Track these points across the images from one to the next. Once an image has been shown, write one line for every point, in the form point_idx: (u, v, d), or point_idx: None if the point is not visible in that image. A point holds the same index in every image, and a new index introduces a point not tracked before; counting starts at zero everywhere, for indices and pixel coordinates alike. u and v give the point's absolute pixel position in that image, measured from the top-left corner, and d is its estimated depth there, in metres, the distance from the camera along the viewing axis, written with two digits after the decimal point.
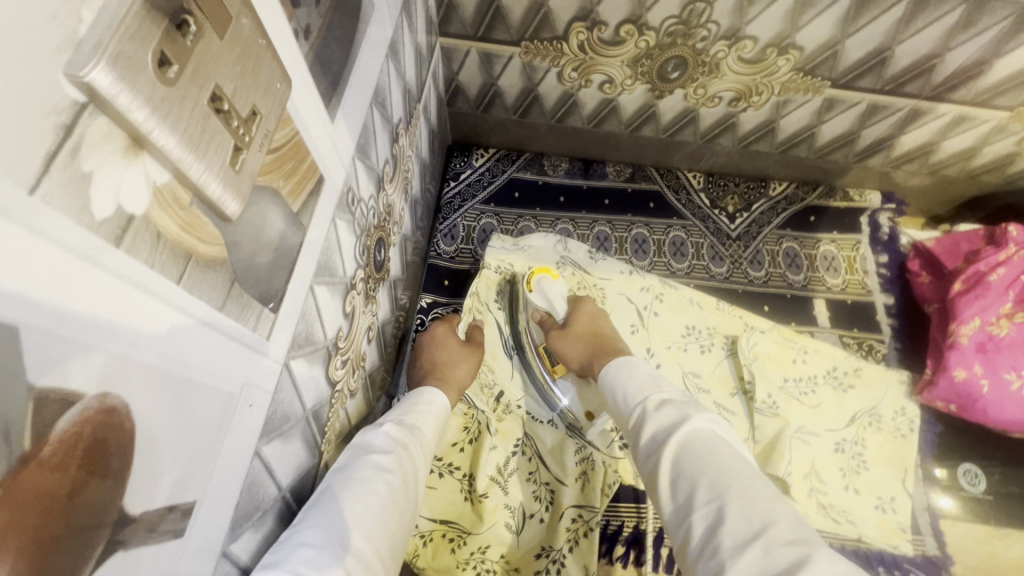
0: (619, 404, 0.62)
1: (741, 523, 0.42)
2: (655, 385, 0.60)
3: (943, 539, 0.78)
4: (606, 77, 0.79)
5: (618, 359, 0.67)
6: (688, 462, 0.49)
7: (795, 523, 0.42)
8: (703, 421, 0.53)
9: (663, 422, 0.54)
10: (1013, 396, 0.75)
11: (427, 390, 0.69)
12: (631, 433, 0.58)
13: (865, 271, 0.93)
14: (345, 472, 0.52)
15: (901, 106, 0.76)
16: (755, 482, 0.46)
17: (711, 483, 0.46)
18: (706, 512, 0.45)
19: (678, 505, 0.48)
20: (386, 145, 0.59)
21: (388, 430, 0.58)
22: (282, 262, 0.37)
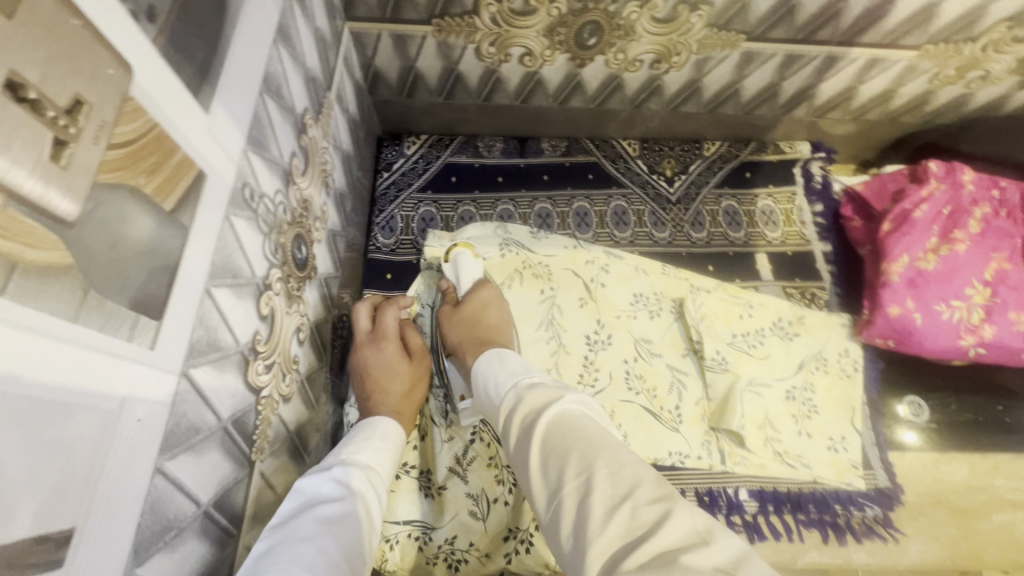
0: (492, 395, 0.62)
1: (608, 488, 0.43)
2: (525, 372, 0.63)
3: (894, 471, 0.81)
4: (524, 50, 0.77)
5: (491, 353, 0.69)
6: (558, 437, 0.50)
7: (658, 483, 0.44)
8: (571, 400, 0.55)
9: (533, 404, 0.55)
10: (945, 326, 0.77)
11: (376, 424, 0.66)
12: (503, 422, 0.58)
13: (802, 222, 0.95)
14: (287, 530, 0.48)
15: (816, 54, 0.77)
16: (620, 449, 0.48)
17: (579, 455, 0.47)
18: (576, 484, 0.45)
19: (548, 485, 0.47)
20: (291, 137, 0.56)
21: (333, 477, 0.56)
22: (161, 266, 0.34)
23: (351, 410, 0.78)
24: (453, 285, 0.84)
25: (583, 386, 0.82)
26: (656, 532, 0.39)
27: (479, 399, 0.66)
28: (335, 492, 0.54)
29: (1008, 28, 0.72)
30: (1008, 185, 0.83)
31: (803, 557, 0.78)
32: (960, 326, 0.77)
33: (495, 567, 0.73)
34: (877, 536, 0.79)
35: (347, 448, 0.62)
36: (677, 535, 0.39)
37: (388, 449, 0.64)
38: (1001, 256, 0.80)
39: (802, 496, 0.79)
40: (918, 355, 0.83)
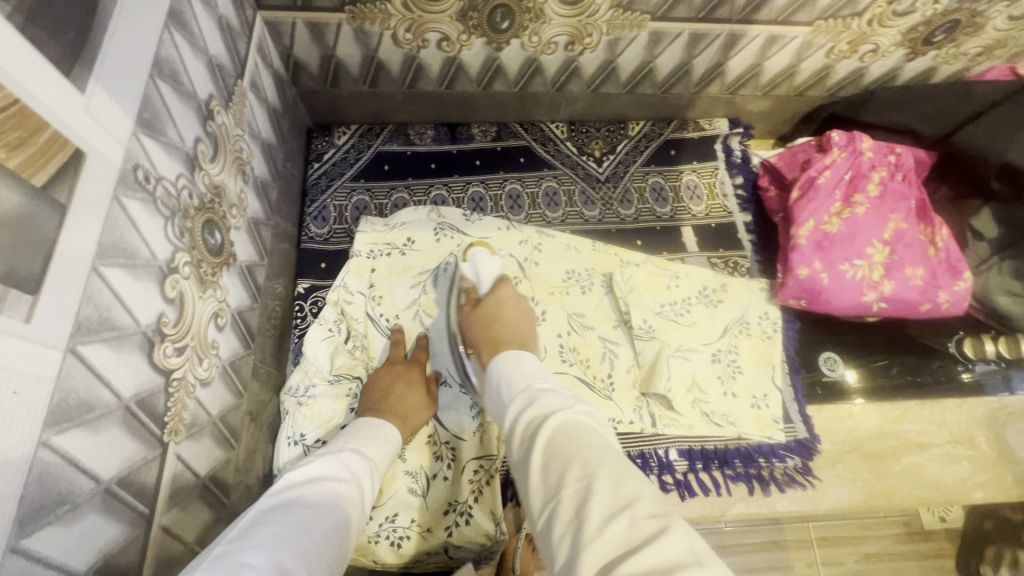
0: (502, 396, 0.58)
1: (607, 499, 0.39)
2: (540, 376, 0.58)
3: (812, 423, 0.87)
4: (441, 35, 0.79)
5: (507, 354, 0.65)
6: (562, 441, 0.46)
7: (658, 500, 0.39)
8: (582, 409, 0.51)
9: (542, 409, 0.51)
10: (849, 284, 0.83)
11: (382, 422, 0.68)
12: (507, 424, 0.54)
13: (724, 195, 1.00)
14: (290, 498, 0.51)
15: (719, 32, 0.81)
16: (625, 464, 0.43)
17: (581, 462, 0.43)
18: (574, 491, 0.41)
19: (545, 491, 0.44)
20: (194, 123, 0.56)
21: (343, 461, 0.58)
22: (34, 241, 0.35)
23: (288, 397, 0.78)
24: (474, 285, 0.83)
25: None
26: (652, 547, 0.34)
27: (489, 400, 0.61)
28: (337, 475, 0.56)
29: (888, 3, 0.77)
30: (903, 151, 0.89)
31: (731, 511, 0.82)
32: (863, 283, 0.83)
33: (437, 540, 0.75)
34: (798, 484, 0.84)
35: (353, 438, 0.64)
36: (672, 555, 0.34)
37: (392, 447, 0.67)
38: (897, 217, 0.86)
39: (728, 452, 0.84)
40: (829, 313, 0.89)
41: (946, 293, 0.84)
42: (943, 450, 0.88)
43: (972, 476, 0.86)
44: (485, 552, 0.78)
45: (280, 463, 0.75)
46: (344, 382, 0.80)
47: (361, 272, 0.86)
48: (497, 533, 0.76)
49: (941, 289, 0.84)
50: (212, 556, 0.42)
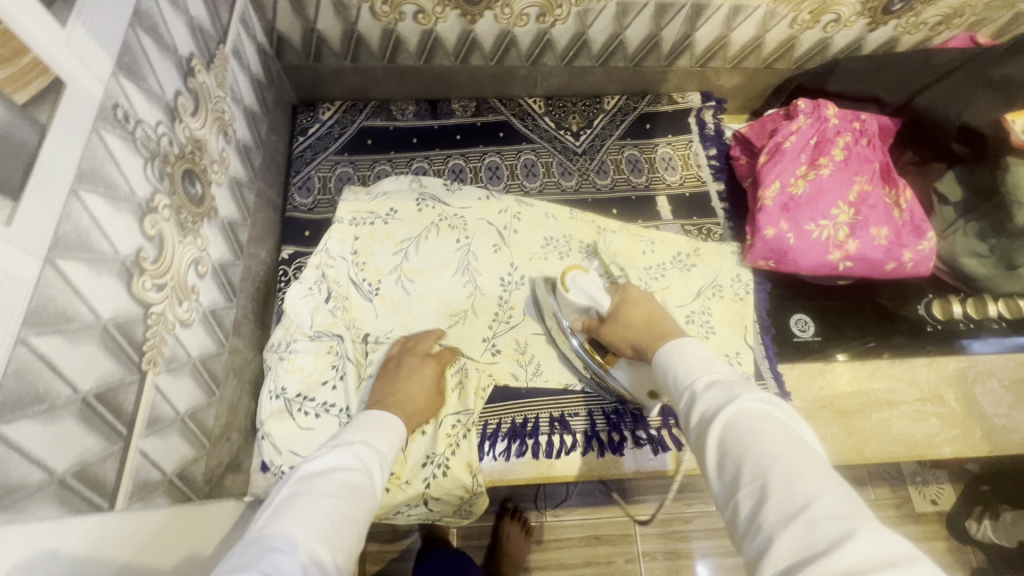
0: (672, 389, 0.59)
1: (783, 501, 0.42)
2: (706, 366, 0.57)
3: (782, 379, 0.88)
4: (416, 7, 0.82)
5: (674, 342, 0.63)
6: (735, 441, 0.48)
7: (842, 499, 0.41)
8: (754, 402, 0.50)
9: (711, 404, 0.52)
10: (815, 243, 0.85)
11: (389, 415, 0.70)
12: (681, 419, 0.56)
13: (698, 166, 1.03)
14: (307, 485, 0.54)
15: (683, 2, 0.84)
16: (803, 460, 0.44)
17: (755, 463, 0.45)
18: (751, 490, 0.44)
19: (724, 485, 0.47)
20: (175, 77, 0.59)
21: (354, 450, 0.61)
22: (16, 151, 0.38)
23: (270, 354, 0.80)
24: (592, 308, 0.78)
25: (498, 323, 0.89)
26: (840, 547, 0.36)
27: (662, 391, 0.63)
28: (352, 464, 0.58)
29: None
30: (867, 118, 0.92)
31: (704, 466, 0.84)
32: (828, 242, 0.86)
33: (414, 492, 0.77)
34: None
35: (365, 429, 0.66)
36: (865, 559, 0.36)
37: (397, 433, 0.68)
38: (862, 179, 0.89)
39: None
40: (798, 274, 0.91)
41: (910, 253, 0.86)
42: (913, 407, 0.89)
43: (941, 431, 0.87)
44: (464, 507, 0.79)
45: (263, 418, 0.78)
46: (325, 338, 0.82)
47: (344, 238, 0.89)
48: (474, 485, 0.78)
49: (906, 247, 0.86)
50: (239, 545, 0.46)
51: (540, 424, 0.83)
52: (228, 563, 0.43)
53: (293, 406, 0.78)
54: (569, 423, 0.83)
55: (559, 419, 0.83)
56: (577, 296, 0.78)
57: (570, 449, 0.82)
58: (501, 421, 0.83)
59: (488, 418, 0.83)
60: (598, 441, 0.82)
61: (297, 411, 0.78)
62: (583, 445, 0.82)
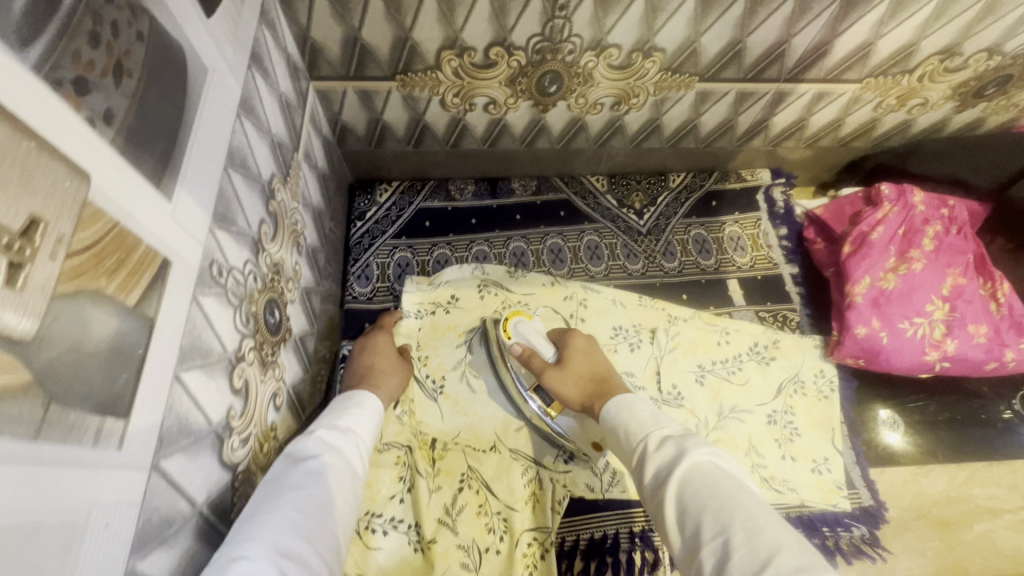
0: (623, 446, 0.62)
1: (748, 556, 0.43)
2: (655, 422, 0.61)
3: (875, 488, 0.83)
4: (488, 99, 0.79)
5: (619, 396, 0.67)
6: (693, 496, 0.50)
7: (803, 550, 0.43)
8: (704, 454, 0.54)
9: (664, 457, 0.55)
10: (910, 343, 0.80)
11: (363, 393, 0.67)
12: (635, 467, 0.59)
13: (769, 246, 0.98)
14: (273, 482, 0.51)
15: (766, 90, 0.80)
16: (760, 512, 0.47)
17: (715, 518, 0.47)
18: (715, 549, 0.46)
19: (686, 543, 0.49)
20: (258, 206, 0.56)
21: (319, 436, 0.57)
22: (127, 360, 0.34)
23: None
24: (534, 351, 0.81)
25: None
26: None
27: (609, 444, 0.66)
28: (317, 454, 0.55)
29: (940, 60, 0.76)
30: (955, 204, 0.88)
31: None
32: (924, 342, 0.80)
33: None
34: (866, 556, 0.79)
35: (328, 414, 0.63)
36: None
37: (373, 413, 0.66)
38: (955, 272, 0.84)
39: (789, 520, 0.79)
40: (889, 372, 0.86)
41: (1013, 352, 0.81)
42: (1017, 516, 0.83)
43: None
44: None
45: None
46: (395, 449, 0.79)
47: (409, 332, 0.86)
48: None
49: (1007, 346, 0.81)
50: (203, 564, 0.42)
51: (620, 542, 0.78)
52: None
53: (361, 524, 0.72)
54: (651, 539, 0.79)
55: (640, 536, 0.78)
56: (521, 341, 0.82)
57: (653, 566, 0.78)
58: (578, 538, 0.78)
59: (564, 534, 0.78)
60: None
61: (364, 531, 0.72)
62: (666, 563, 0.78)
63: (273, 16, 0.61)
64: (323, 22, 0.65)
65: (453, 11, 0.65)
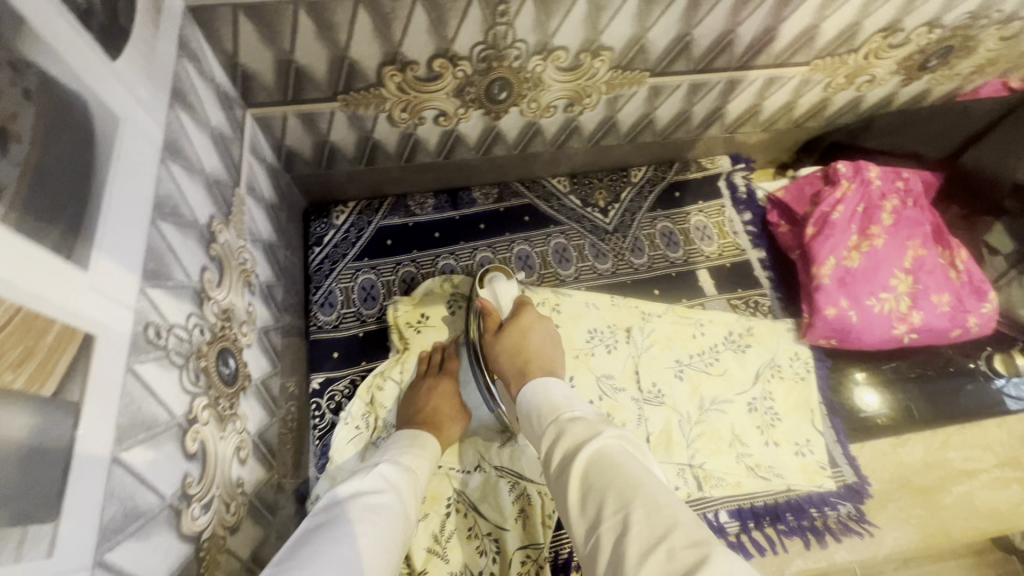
0: (534, 428, 0.63)
1: (645, 530, 0.45)
2: (568, 406, 0.61)
3: (858, 464, 0.84)
4: (437, 111, 0.76)
5: (535, 381, 0.67)
6: (599, 475, 0.51)
7: (695, 526, 0.44)
8: (613, 437, 0.55)
9: (572, 439, 0.56)
10: (878, 319, 0.81)
11: (419, 432, 0.71)
12: (545, 451, 0.58)
13: (735, 233, 0.98)
14: (333, 509, 0.54)
15: (717, 80, 0.80)
16: (660, 492, 0.48)
17: (617, 496, 0.48)
18: (614, 525, 0.47)
19: (586, 519, 0.50)
20: (199, 253, 0.52)
21: (382, 470, 0.61)
22: (51, 457, 0.31)
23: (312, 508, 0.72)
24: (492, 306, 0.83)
25: None
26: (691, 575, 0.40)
27: (523, 428, 0.66)
28: (376, 487, 0.58)
29: (884, 37, 0.77)
30: (910, 176, 0.89)
31: (791, 568, 0.78)
32: (892, 317, 0.81)
33: None
34: (854, 533, 0.80)
35: (388, 449, 0.67)
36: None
37: (431, 453, 0.69)
38: (916, 244, 0.85)
39: (778, 507, 0.80)
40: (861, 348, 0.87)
41: (975, 317, 0.82)
42: (992, 475, 0.85)
43: None
44: None
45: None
46: None
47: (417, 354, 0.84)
48: None
49: (969, 312, 0.83)
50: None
51: None
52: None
53: None
54: None
55: None
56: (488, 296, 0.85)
57: None
58: (572, 550, 0.77)
59: (557, 547, 0.77)
60: None
61: None
62: None
63: (195, 46, 0.57)
64: (252, 47, 0.61)
65: (389, 25, 0.62)
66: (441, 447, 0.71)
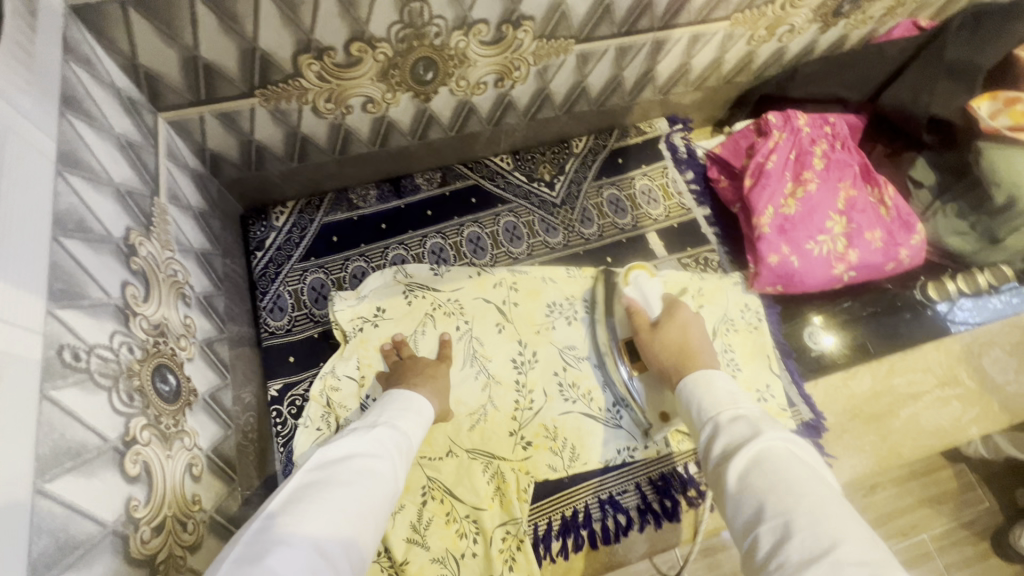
0: (695, 419, 0.65)
1: (809, 539, 0.45)
2: (733, 402, 0.62)
3: (812, 401, 0.88)
4: (364, 98, 0.74)
5: (698, 373, 0.69)
6: (762, 475, 0.52)
7: (867, 548, 0.44)
8: (777, 439, 0.55)
9: (735, 438, 0.57)
10: (818, 261, 0.84)
11: (414, 397, 0.69)
12: (703, 447, 0.61)
13: (679, 193, 1.00)
14: (329, 463, 0.52)
15: (644, 41, 0.80)
16: (827, 503, 0.48)
17: (779, 499, 0.49)
18: (774, 527, 0.48)
19: (744, 518, 0.51)
20: (117, 267, 0.50)
21: (379, 433, 0.59)
22: None
23: None
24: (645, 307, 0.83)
25: (521, 411, 0.83)
26: None
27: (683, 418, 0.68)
28: (374, 450, 0.56)
29: None
30: (836, 120, 0.92)
31: None
32: (830, 257, 0.85)
33: None
34: None
35: (386, 413, 0.64)
36: None
37: (424, 420, 0.67)
38: (846, 185, 0.88)
39: None
40: (805, 291, 0.90)
41: (906, 249, 0.87)
42: (934, 395, 0.91)
43: (965, 413, 0.90)
44: None
45: None
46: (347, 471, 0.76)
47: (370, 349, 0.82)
48: None
49: (901, 245, 0.87)
50: (249, 532, 0.44)
51: (591, 511, 0.79)
52: (237, 554, 0.42)
53: None
54: (619, 501, 0.80)
55: (607, 501, 0.80)
56: (634, 294, 0.84)
57: (626, 528, 0.79)
58: (550, 521, 0.78)
59: (535, 520, 0.78)
60: (652, 512, 0.80)
61: None
62: (639, 521, 0.80)
63: (84, 50, 0.53)
64: (150, 46, 0.58)
65: (296, 11, 0.59)
66: (432, 413, 0.70)
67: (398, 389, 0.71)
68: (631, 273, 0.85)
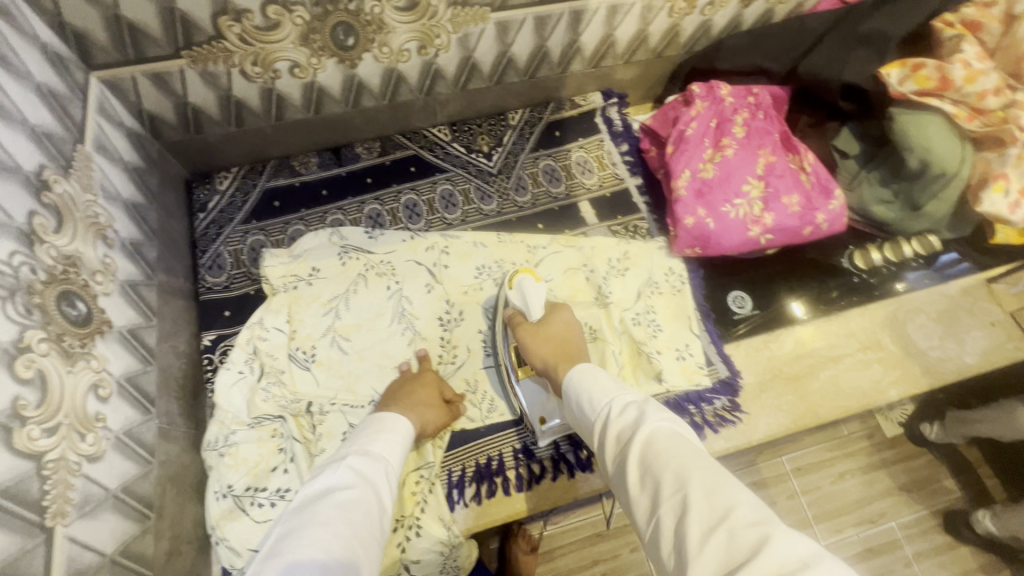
0: (585, 411, 0.61)
1: (704, 513, 0.42)
2: (620, 389, 0.60)
3: (731, 361, 0.91)
4: (290, 62, 0.78)
5: (586, 368, 0.67)
6: (655, 454, 0.48)
7: (756, 508, 0.41)
8: (662, 419, 0.52)
9: (629, 423, 0.54)
10: (733, 223, 0.87)
11: (387, 419, 0.69)
12: (599, 440, 0.57)
13: (613, 164, 1.03)
14: (304, 510, 0.53)
15: (561, 11, 0.84)
16: (720, 470, 0.45)
17: (674, 474, 0.45)
18: (673, 504, 0.44)
19: (646, 503, 0.47)
20: (25, 197, 0.54)
21: (349, 464, 0.59)
22: None
23: (208, 452, 0.76)
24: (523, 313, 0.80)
25: (444, 364, 0.86)
26: (758, 556, 0.37)
27: (575, 420, 0.64)
28: (348, 482, 0.57)
29: None
30: (759, 91, 0.95)
31: None
32: (745, 220, 0.88)
33: (391, 559, 0.74)
34: (729, 422, 0.86)
35: (358, 439, 0.65)
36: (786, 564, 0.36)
37: (403, 438, 0.67)
38: (766, 152, 0.91)
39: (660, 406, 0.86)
40: (726, 255, 0.93)
41: (823, 214, 0.89)
42: (855, 358, 0.92)
43: (885, 375, 0.91)
44: (450, 562, 0.76)
45: (213, 521, 0.74)
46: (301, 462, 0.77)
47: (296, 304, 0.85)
48: (452, 537, 0.76)
49: (818, 210, 0.88)
50: None
51: (505, 460, 0.82)
52: None
53: (244, 500, 0.74)
54: (534, 451, 0.83)
55: (522, 450, 0.83)
56: (517, 295, 0.80)
57: (540, 477, 0.81)
58: (464, 468, 0.81)
59: (449, 466, 0.81)
60: (566, 462, 0.82)
61: (249, 505, 0.74)
62: (552, 471, 0.82)
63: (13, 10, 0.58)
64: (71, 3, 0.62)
65: None
66: (411, 428, 0.70)
67: (389, 412, 0.71)
68: (517, 277, 0.81)
